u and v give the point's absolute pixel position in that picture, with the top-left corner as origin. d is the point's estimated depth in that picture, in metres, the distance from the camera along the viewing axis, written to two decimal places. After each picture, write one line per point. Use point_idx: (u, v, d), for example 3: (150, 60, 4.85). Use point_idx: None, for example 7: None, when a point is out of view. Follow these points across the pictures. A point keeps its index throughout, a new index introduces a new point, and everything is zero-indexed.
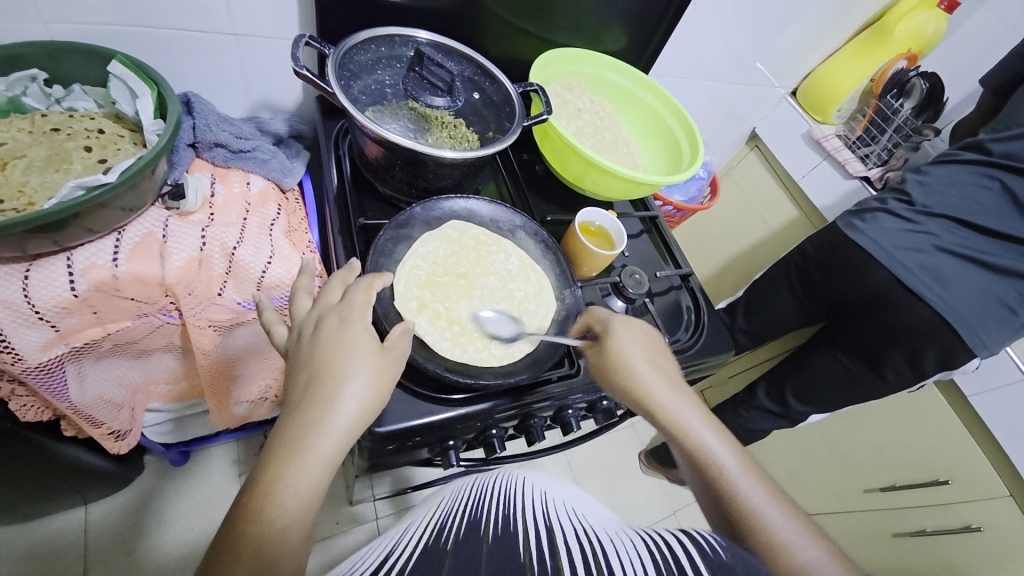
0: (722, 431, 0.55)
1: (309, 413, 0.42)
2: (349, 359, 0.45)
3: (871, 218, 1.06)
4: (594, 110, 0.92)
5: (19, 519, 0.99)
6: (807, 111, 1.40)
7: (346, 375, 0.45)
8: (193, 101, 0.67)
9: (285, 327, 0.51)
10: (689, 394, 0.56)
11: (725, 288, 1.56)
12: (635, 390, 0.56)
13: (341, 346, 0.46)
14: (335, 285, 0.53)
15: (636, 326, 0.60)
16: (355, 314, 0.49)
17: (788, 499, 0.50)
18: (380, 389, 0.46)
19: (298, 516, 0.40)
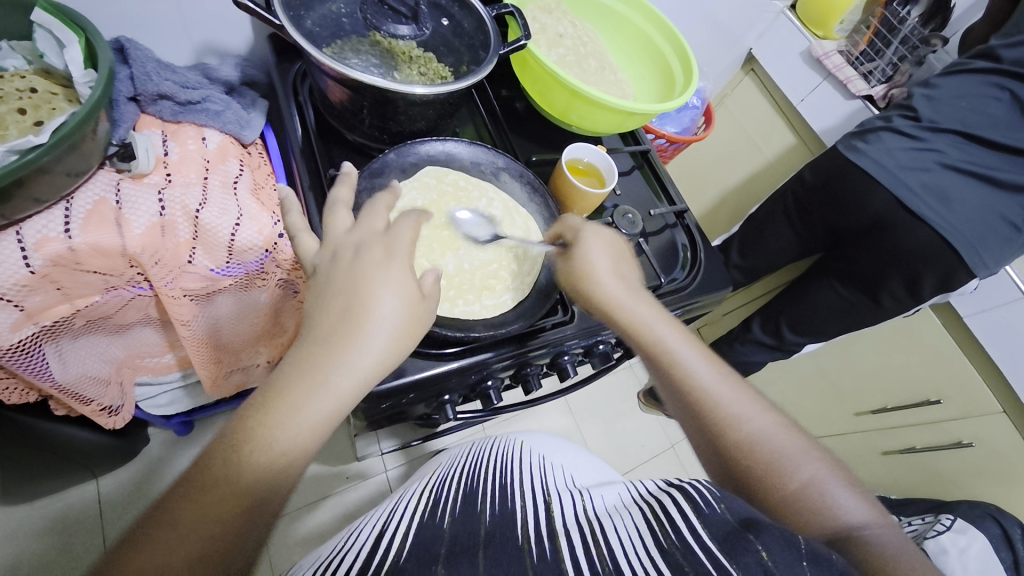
0: (693, 339, 0.56)
1: (331, 352, 0.37)
2: (385, 301, 0.38)
3: (874, 138, 1.01)
4: (576, 35, 0.85)
5: (31, 495, 1.00)
6: (806, 26, 1.30)
7: (372, 320, 0.38)
8: (127, 47, 0.60)
9: (313, 241, 0.44)
10: (650, 302, 0.57)
11: (719, 225, 1.53)
12: (603, 305, 0.56)
13: (378, 283, 0.39)
14: (380, 210, 0.44)
15: (606, 239, 0.59)
16: (396, 250, 0.41)
17: (731, 372, 0.55)
18: (409, 337, 0.40)
19: (294, 455, 0.36)
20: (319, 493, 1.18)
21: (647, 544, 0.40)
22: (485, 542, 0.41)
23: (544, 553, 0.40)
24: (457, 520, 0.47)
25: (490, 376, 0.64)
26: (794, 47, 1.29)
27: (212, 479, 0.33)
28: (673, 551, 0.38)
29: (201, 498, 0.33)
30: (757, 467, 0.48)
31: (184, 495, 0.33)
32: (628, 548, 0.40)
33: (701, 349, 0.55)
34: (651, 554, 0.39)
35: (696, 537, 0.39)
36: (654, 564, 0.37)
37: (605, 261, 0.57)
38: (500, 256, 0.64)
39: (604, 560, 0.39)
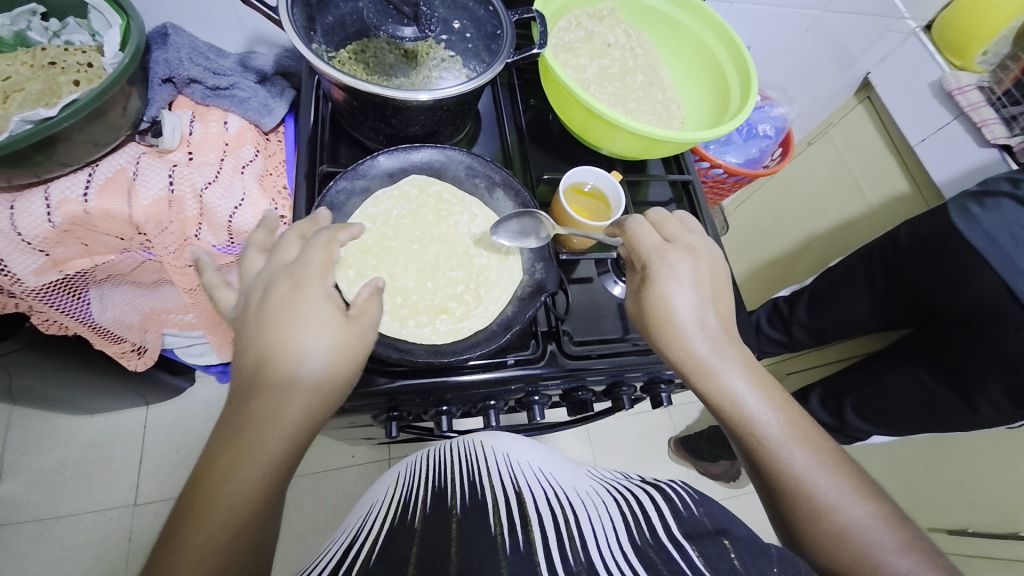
0: (790, 406, 0.47)
1: (266, 384, 0.41)
2: (302, 330, 0.42)
3: (994, 202, 0.79)
4: (627, 46, 0.76)
5: (96, 410, 1.17)
6: (942, 52, 1.06)
7: (300, 348, 0.42)
8: (170, 32, 0.64)
9: (230, 293, 0.47)
10: (737, 354, 0.49)
11: (795, 273, 1.33)
12: (676, 355, 0.49)
13: (293, 315, 0.43)
14: (291, 239, 0.47)
15: (683, 264, 0.52)
16: (311, 278, 0.44)
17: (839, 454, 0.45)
18: (345, 360, 0.44)
19: (254, 489, 0.38)
20: (322, 466, 1.23)
21: (621, 540, 0.36)
22: (456, 535, 0.37)
23: (518, 544, 0.36)
24: (430, 514, 0.42)
25: (445, 402, 0.59)
26: (922, 75, 1.07)
27: (206, 478, 0.38)
28: (647, 548, 0.35)
29: (200, 512, 0.36)
30: (837, 556, 0.39)
31: (185, 510, 0.36)
32: (602, 540, 0.36)
33: (789, 411, 0.46)
34: (623, 549, 0.35)
35: (670, 535, 0.36)
36: (628, 562, 0.34)
37: (685, 300, 0.50)
38: (471, 275, 0.62)
39: (576, 554, 0.35)
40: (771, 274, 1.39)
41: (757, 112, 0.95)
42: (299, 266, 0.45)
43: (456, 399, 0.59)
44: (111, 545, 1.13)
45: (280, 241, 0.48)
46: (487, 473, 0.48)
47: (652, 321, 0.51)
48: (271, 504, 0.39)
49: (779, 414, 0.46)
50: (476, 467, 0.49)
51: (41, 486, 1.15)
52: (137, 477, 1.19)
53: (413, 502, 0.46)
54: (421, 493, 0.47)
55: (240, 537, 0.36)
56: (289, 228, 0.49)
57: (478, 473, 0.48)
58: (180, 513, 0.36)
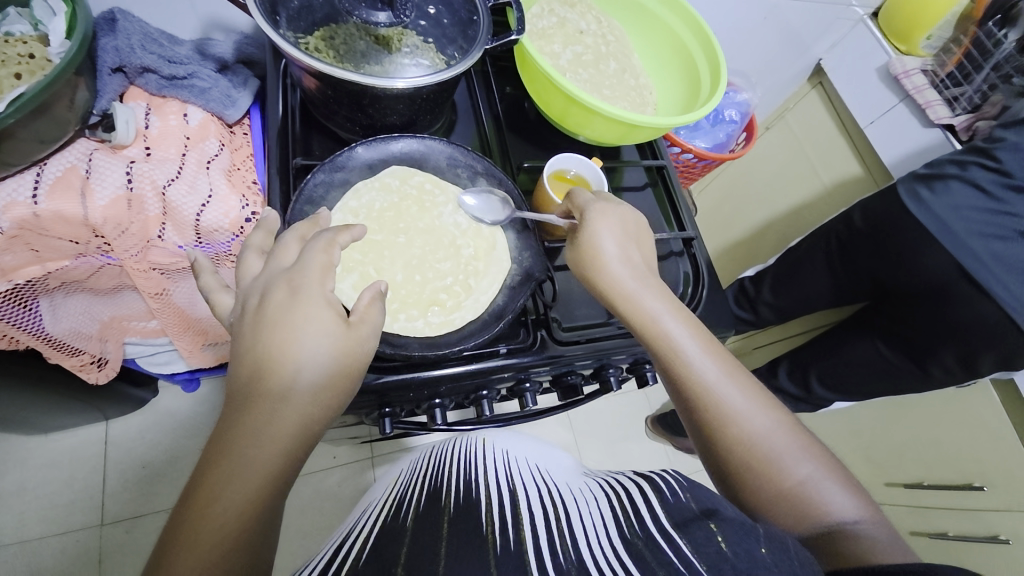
0: (704, 334, 0.51)
1: (268, 387, 0.39)
2: (306, 335, 0.41)
3: (942, 183, 0.86)
4: (599, 33, 0.77)
5: (49, 430, 1.09)
6: (887, 38, 1.13)
7: (303, 355, 0.41)
8: (119, 18, 0.60)
9: (228, 297, 0.45)
10: (663, 292, 0.53)
11: (759, 253, 1.39)
12: (609, 297, 0.53)
13: (293, 320, 0.41)
14: (290, 242, 0.46)
15: (611, 215, 0.56)
16: (310, 284, 0.43)
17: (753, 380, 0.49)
18: (349, 369, 0.43)
19: (261, 487, 0.37)
20: (304, 469, 1.20)
21: (610, 535, 0.37)
22: (445, 536, 0.37)
23: (508, 544, 0.36)
24: (422, 515, 0.42)
25: (438, 395, 0.59)
26: (870, 61, 1.13)
27: (208, 478, 0.36)
28: (635, 540, 0.35)
29: (202, 510, 0.35)
30: (748, 467, 0.45)
31: (187, 508, 0.35)
32: (590, 536, 0.37)
33: (711, 343, 0.50)
34: (614, 544, 0.36)
35: (658, 527, 0.36)
36: (617, 558, 0.34)
37: (614, 246, 0.54)
38: (459, 267, 0.61)
39: (565, 551, 0.35)
40: (736, 254, 1.45)
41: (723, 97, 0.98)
42: (297, 269, 0.43)
43: (449, 392, 0.59)
44: (79, 569, 1.06)
45: (279, 243, 0.46)
46: (483, 470, 0.49)
47: (589, 266, 0.54)
48: (274, 508, 0.38)
49: (699, 340, 0.50)
50: (471, 467, 0.50)
51: None
52: (102, 498, 1.12)
53: (407, 502, 0.46)
54: (414, 493, 0.48)
55: (244, 538, 0.35)
56: (288, 231, 0.47)
57: (474, 472, 0.49)
58: (182, 514, 0.35)
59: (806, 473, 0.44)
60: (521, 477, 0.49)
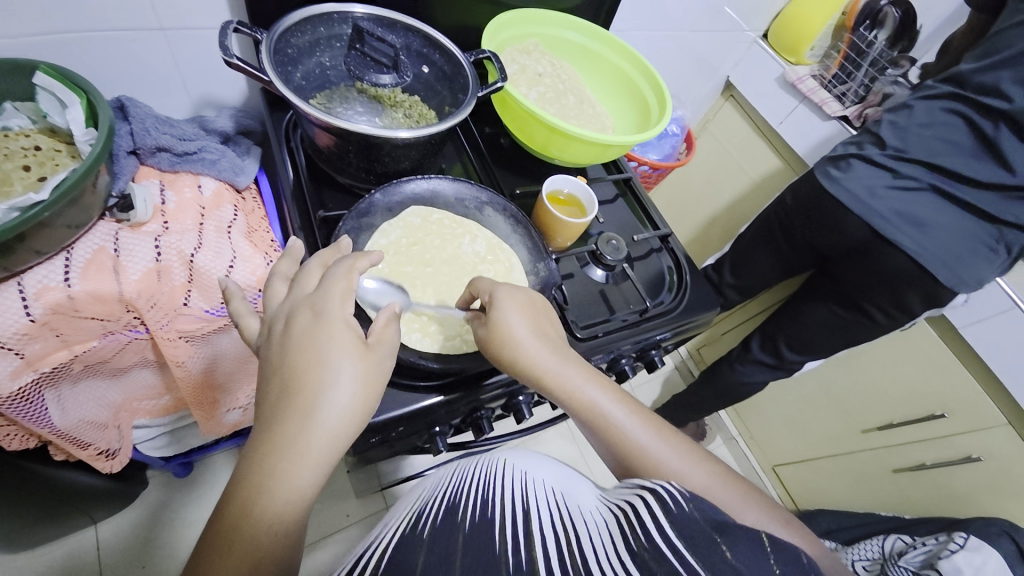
0: (628, 399, 0.54)
1: (287, 419, 0.39)
2: (328, 362, 0.41)
3: (848, 164, 1.05)
4: (555, 74, 0.89)
5: (29, 546, 1.00)
6: (779, 53, 1.34)
7: (328, 383, 0.40)
8: (128, 105, 0.63)
9: (256, 320, 0.47)
10: (577, 360, 0.55)
11: (711, 246, 1.56)
12: (529, 373, 0.53)
13: (316, 346, 0.41)
14: (313, 269, 0.47)
15: (518, 294, 0.57)
16: (331, 305, 0.43)
17: (690, 444, 0.53)
18: (371, 388, 0.42)
19: (285, 516, 0.38)
20: (319, 534, 1.17)
21: (619, 550, 0.38)
22: (459, 554, 0.39)
23: (520, 565, 0.38)
24: (438, 528, 0.43)
25: (482, 405, 0.64)
26: (768, 73, 1.34)
27: (233, 504, 0.38)
28: (643, 554, 0.36)
29: (229, 539, 0.36)
30: None
31: (214, 533, 0.36)
32: (598, 554, 0.38)
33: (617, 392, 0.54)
34: (621, 558, 0.37)
35: (665, 540, 0.37)
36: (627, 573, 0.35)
37: (525, 323, 0.54)
38: None
39: (577, 567, 0.36)
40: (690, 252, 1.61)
41: None
42: (315, 297, 0.44)
43: (492, 401, 0.64)
44: None
45: (303, 269, 0.47)
46: (499, 488, 0.48)
47: (506, 356, 0.54)
48: (289, 540, 0.38)
49: (625, 405, 0.53)
50: (487, 485, 0.49)
51: None
52: None
53: (426, 515, 0.47)
54: (431, 508, 0.48)
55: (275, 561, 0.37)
56: (311, 257, 0.49)
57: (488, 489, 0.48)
58: (212, 533, 0.37)
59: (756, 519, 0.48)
60: (534, 494, 0.47)
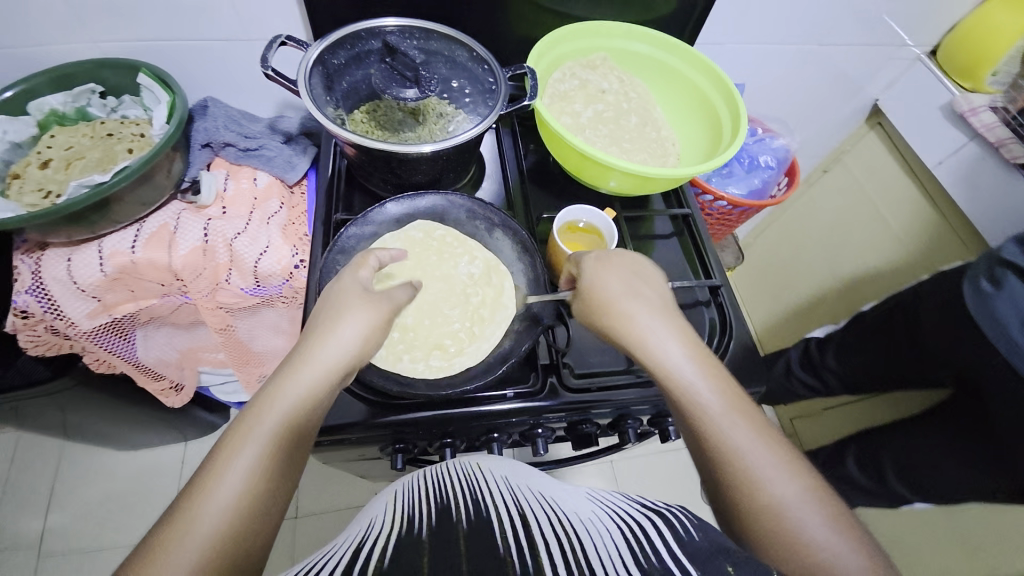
0: (721, 374, 0.50)
1: (300, 354, 0.47)
2: (339, 313, 0.50)
3: (1003, 278, 0.74)
4: (621, 90, 0.81)
5: (138, 445, 1.25)
6: (950, 75, 1.03)
7: (337, 325, 0.49)
8: (209, 105, 0.75)
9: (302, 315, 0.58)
10: (676, 322, 0.53)
11: (826, 302, 1.34)
12: (619, 334, 0.53)
13: (336, 303, 0.51)
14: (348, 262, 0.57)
15: (629, 268, 0.57)
16: (355, 276, 0.54)
17: (781, 443, 0.46)
18: (372, 333, 0.51)
19: (274, 443, 0.41)
20: (344, 503, 1.25)
21: (624, 562, 0.32)
22: (467, 557, 0.33)
23: (528, 568, 0.32)
24: (436, 526, 0.37)
25: (449, 433, 0.61)
26: (930, 100, 1.05)
27: (227, 443, 0.41)
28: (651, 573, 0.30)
29: (206, 485, 0.38)
30: (771, 534, 0.40)
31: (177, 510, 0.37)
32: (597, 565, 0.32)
33: (709, 367, 0.50)
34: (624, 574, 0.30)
35: (676, 563, 0.31)
36: None
37: (617, 283, 0.55)
38: (467, 313, 0.65)
39: None
40: (801, 305, 1.42)
41: (757, 143, 0.96)
42: (356, 290, 0.52)
43: (461, 432, 0.61)
44: None
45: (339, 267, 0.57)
46: (488, 493, 0.42)
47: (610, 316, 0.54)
48: (277, 486, 0.40)
49: (715, 385, 0.48)
50: (477, 489, 0.44)
51: (83, 518, 1.20)
52: None
53: (419, 514, 0.41)
54: (424, 508, 0.42)
55: (250, 503, 0.38)
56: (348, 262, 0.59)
57: (482, 492, 0.43)
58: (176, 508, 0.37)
59: (836, 547, 0.39)
60: (524, 502, 0.41)
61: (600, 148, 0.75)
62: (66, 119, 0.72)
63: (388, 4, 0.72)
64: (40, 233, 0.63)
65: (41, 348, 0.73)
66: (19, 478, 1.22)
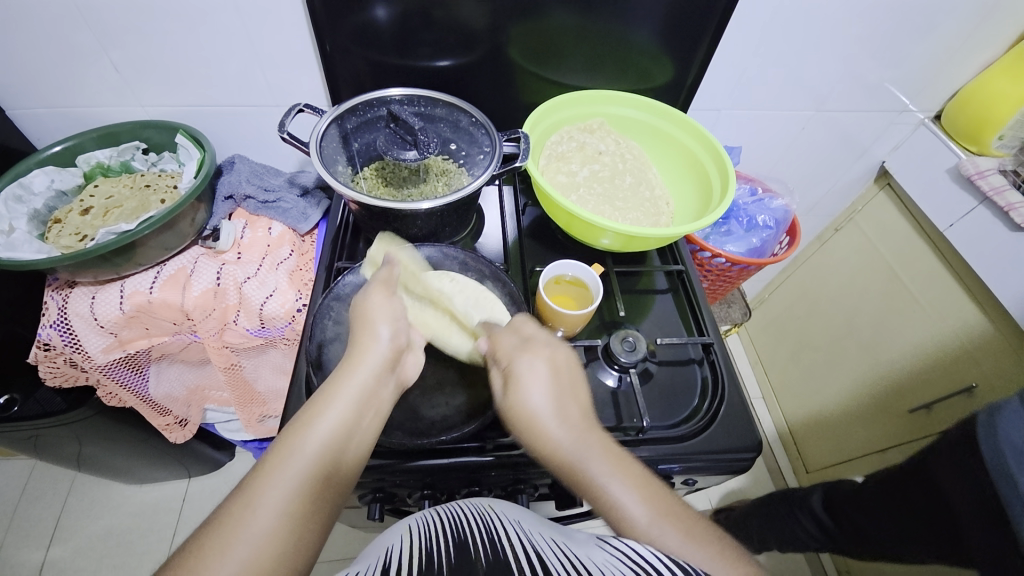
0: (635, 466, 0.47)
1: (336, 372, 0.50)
2: (372, 329, 0.54)
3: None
4: (617, 152, 0.85)
5: (144, 481, 1.26)
6: (956, 139, 1.02)
7: (375, 336, 0.54)
8: (235, 162, 0.84)
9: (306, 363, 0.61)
10: (582, 418, 0.50)
11: (846, 361, 1.30)
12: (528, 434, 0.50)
13: (368, 320, 0.55)
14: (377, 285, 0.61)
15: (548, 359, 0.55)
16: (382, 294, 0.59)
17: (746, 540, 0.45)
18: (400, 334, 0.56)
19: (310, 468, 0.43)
20: (340, 554, 1.22)
21: None
22: None
23: None
24: (455, 565, 0.37)
25: (426, 483, 0.60)
26: (936, 163, 1.05)
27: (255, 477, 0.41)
28: None
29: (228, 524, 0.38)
30: None
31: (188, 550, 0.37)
32: None
33: (618, 458, 0.47)
34: None
35: None
36: None
37: (534, 381, 0.52)
38: None
39: None
40: (824, 362, 1.38)
41: (755, 203, 0.97)
42: (367, 302, 0.57)
43: (440, 483, 0.61)
44: None
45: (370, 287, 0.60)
46: (502, 533, 0.42)
47: (513, 415, 0.52)
48: (320, 507, 0.42)
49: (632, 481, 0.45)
50: (491, 527, 0.43)
51: (81, 554, 1.21)
52: (166, 553, 1.22)
53: (435, 547, 0.41)
54: (441, 542, 0.41)
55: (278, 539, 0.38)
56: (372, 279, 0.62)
57: (495, 531, 0.42)
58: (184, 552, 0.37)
59: None
60: (532, 544, 0.40)
61: (594, 206, 0.78)
62: (110, 171, 0.81)
63: (398, 75, 0.80)
64: (70, 273, 0.69)
65: (58, 379, 0.78)
66: (28, 509, 1.25)
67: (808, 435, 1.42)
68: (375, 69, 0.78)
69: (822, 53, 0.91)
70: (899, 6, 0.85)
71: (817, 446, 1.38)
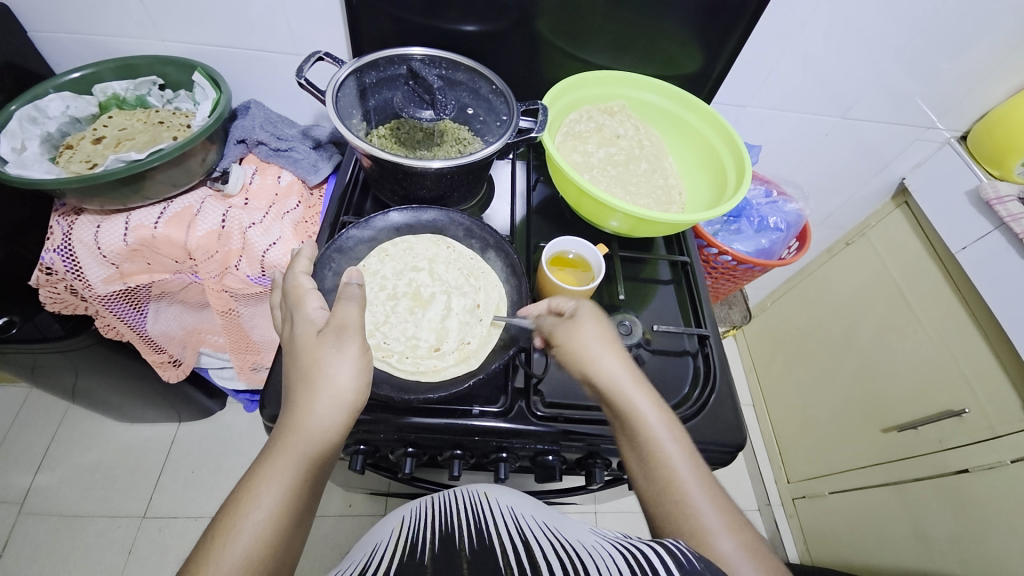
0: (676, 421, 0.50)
1: (295, 412, 0.46)
2: (329, 360, 0.48)
3: None
4: (636, 138, 0.84)
5: (135, 419, 1.28)
6: (980, 161, 1.01)
7: (332, 371, 0.48)
8: (251, 106, 0.83)
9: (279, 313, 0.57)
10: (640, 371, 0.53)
11: (840, 376, 1.30)
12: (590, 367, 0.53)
13: (324, 348, 0.49)
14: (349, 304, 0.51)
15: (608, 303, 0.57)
16: (348, 312, 0.51)
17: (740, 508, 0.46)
18: (362, 364, 0.49)
19: (263, 532, 0.40)
20: (318, 510, 1.24)
21: None
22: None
23: None
24: (439, 553, 0.39)
25: (409, 439, 0.61)
26: (956, 185, 1.03)
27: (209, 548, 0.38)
28: None
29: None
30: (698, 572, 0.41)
31: None
32: None
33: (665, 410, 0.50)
34: None
35: None
36: None
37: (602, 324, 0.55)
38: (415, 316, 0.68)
39: None
40: (818, 374, 1.37)
41: (769, 205, 0.96)
42: (324, 335, 0.49)
43: (423, 441, 0.61)
44: (111, 555, 1.16)
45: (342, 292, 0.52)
46: (492, 521, 0.43)
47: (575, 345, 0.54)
48: (306, 509, 0.44)
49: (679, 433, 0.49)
50: (480, 517, 0.44)
51: (67, 484, 1.23)
52: (150, 492, 1.25)
53: (423, 538, 0.42)
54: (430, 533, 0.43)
55: None
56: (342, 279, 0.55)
57: (485, 519, 0.43)
58: None
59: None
60: (526, 531, 0.41)
61: (606, 188, 0.77)
62: (125, 104, 0.81)
63: (422, 35, 0.78)
64: (78, 199, 0.69)
65: (58, 305, 0.79)
66: (20, 435, 1.27)
67: (793, 445, 1.43)
68: (399, 27, 0.77)
69: (853, 59, 0.89)
70: (940, 16, 0.82)
71: (801, 456, 1.40)
